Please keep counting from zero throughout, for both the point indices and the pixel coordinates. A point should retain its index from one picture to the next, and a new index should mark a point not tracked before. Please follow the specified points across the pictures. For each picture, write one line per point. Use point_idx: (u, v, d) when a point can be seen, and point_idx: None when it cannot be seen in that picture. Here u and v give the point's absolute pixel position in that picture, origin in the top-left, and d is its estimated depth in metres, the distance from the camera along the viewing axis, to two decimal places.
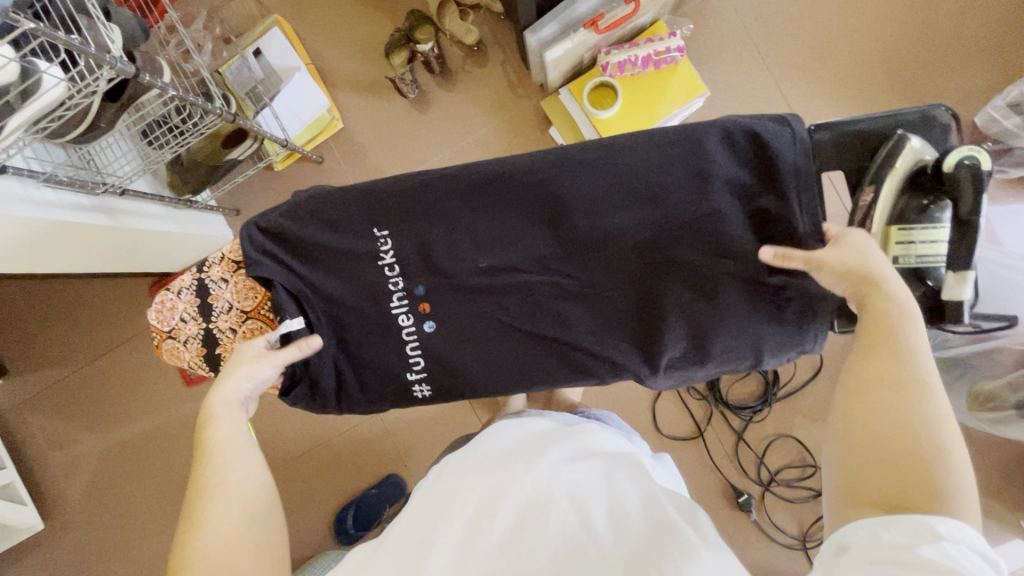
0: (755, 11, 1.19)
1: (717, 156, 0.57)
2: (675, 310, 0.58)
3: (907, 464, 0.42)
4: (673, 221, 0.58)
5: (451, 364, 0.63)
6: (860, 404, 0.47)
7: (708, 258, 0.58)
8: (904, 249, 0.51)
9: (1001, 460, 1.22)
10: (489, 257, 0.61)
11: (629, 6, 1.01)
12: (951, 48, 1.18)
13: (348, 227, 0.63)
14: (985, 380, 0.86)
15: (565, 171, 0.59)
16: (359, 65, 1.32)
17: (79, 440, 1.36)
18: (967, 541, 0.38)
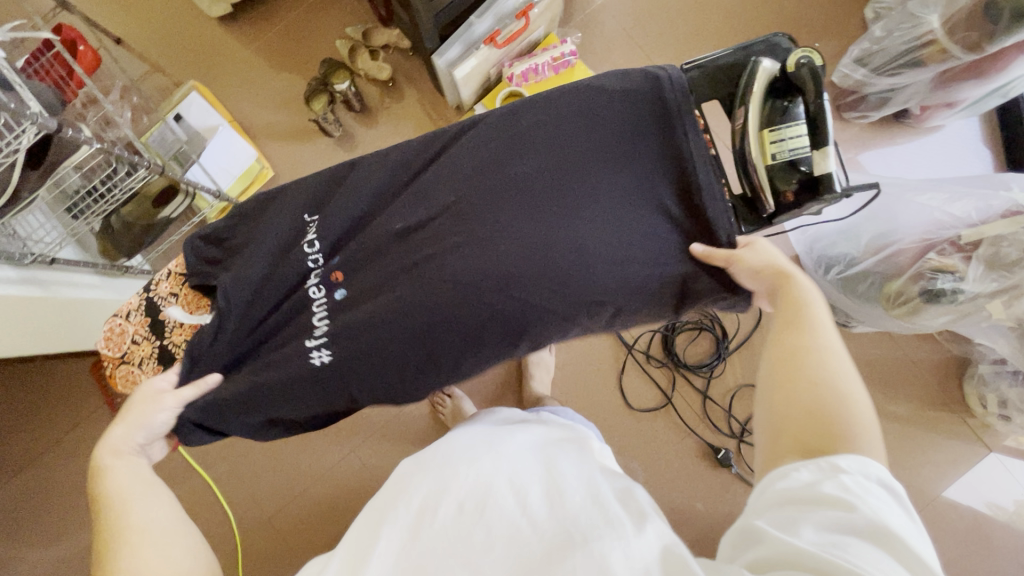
0: (631, 17, 1.36)
1: (606, 104, 0.64)
2: (569, 244, 0.59)
3: (820, 415, 0.51)
4: (572, 158, 0.62)
5: (353, 329, 0.60)
6: (787, 369, 0.55)
7: (606, 189, 0.61)
8: (778, 144, 0.60)
9: (933, 369, 1.34)
10: (403, 218, 0.63)
11: (521, 21, 1.14)
12: (799, 24, 1.37)
13: (276, 218, 0.67)
14: (893, 279, 0.96)
15: (478, 134, 0.65)
16: (281, 115, 1.38)
17: (23, 556, 1.23)
18: (865, 471, 0.46)
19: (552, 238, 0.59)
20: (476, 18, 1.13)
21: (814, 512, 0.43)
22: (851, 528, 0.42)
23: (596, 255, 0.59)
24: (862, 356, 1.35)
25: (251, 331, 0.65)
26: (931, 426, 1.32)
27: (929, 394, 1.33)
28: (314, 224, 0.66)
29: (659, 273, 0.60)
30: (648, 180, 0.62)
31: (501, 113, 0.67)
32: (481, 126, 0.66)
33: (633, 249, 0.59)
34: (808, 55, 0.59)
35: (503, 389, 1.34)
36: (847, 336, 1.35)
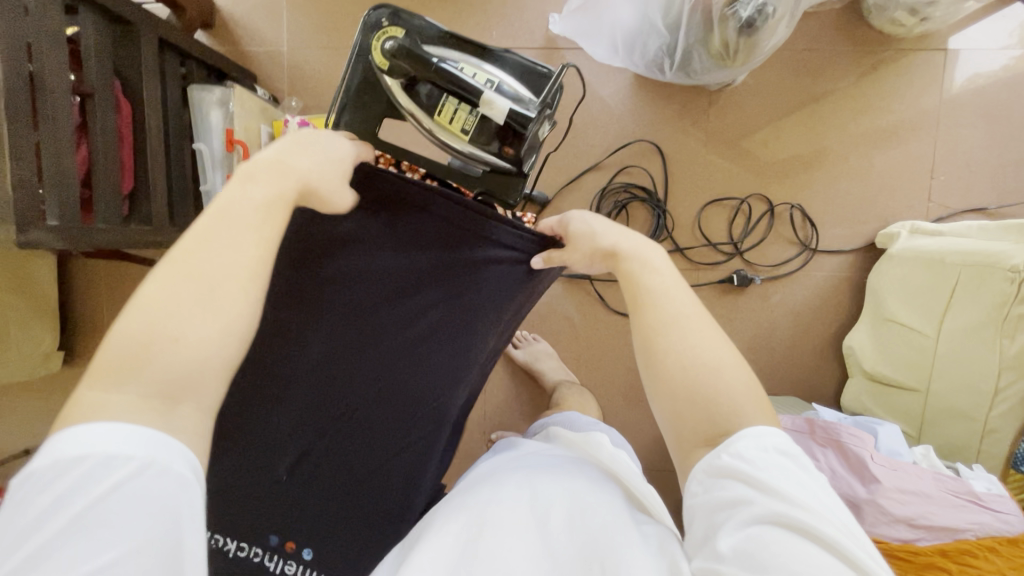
0: (321, 33, 1.22)
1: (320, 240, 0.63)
2: (413, 358, 0.66)
3: (700, 376, 0.49)
4: (349, 302, 0.65)
5: (350, 557, 0.66)
6: (650, 357, 0.51)
7: (403, 306, 0.65)
8: (455, 118, 0.54)
9: (837, 35, 1.19)
10: (284, 462, 0.64)
11: (236, 148, 1.05)
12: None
13: None
14: (712, 39, 0.92)
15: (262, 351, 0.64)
16: None
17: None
18: (760, 446, 0.45)
19: (404, 361, 0.66)
20: (206, 185, 1.06)
21: (734, 509, 0.43)
22: (758, 515, 0.42)
23: (442, 362, 0.66)
24: (771, 86, 1.21)
25: None
26: (873, 83, 1.20)
27: (852, 59, 1.19)
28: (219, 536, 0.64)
29: (476, 318, 0.66)
30: (409, 260, 0.65)
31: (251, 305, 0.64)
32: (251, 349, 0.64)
33: (455, 315, 0.66)
34: (392, 37, 0.54)
35: (538, 397, 1.26)
36: (740, 88, 1.22)
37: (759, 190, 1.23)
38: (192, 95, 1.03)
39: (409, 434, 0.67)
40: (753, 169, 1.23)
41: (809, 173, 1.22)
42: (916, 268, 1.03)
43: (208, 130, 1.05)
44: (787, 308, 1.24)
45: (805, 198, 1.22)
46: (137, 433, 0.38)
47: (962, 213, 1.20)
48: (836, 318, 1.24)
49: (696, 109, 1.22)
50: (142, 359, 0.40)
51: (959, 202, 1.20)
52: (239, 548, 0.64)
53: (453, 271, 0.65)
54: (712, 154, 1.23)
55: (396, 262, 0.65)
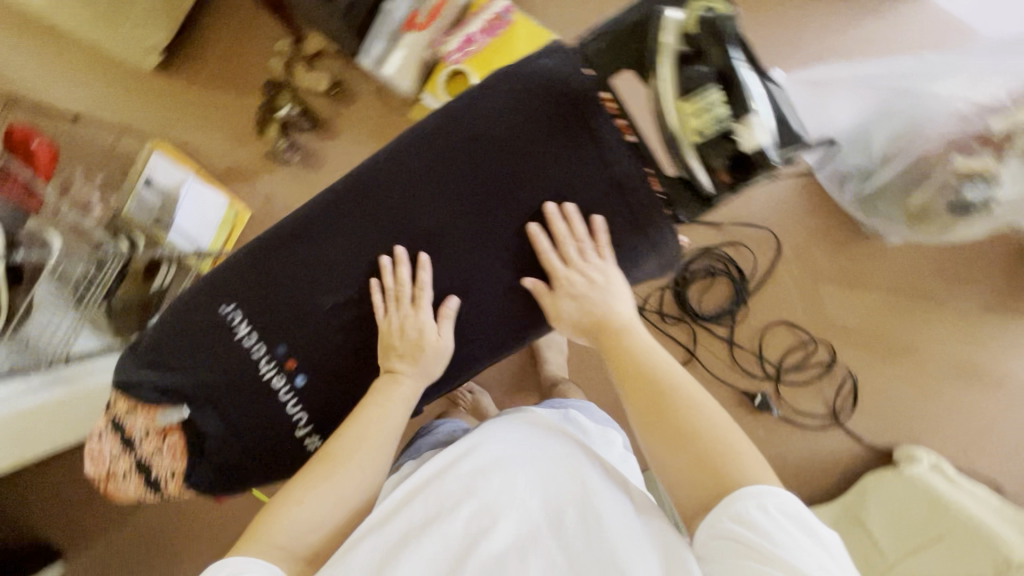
0: None
1: (495, 128, 0.61)
2: (504, 283, 0.64)
3: (690, 433, 0.52)
4: (483, 200, 0.63)
5: (335, 408, 0.65)
6: (653, 420, 0.54)
7: (530, 239, 0.63)
8: (700, 115, 0.50)
9: (991, 260, 1.19)
10: (337, 295, 0.64)
11: None
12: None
13: (198, 315, 0.65)
14: (916, 196, 0.89)
15: (382, 194, 0.64)
16: (241, 150, 1.34)
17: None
18: (776, 510, 0.45)
19: (494, 278, 0.64)
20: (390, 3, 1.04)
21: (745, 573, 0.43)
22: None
23: (519, 312, 0.65)
24: (907, 263, 1.20)
25: (227, 445, 0.64)
26: (991, 322, 1.19)
27: (990, 288, 1.18)
28: (237, 314, 0.65)
29: None
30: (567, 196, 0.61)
31: (405, 148, 0.64)
32: (373, 187, 0.65)
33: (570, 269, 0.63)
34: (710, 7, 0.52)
35: (527, 378, 1.27)
36: (881, 247, 1.20)
37: (831, 340, 1.22)
38: None
39: (453, 343, 0.66)
40: (841, 320, 1.21)
41: (884, 357, 1.21)
42: (915, 496, 1.04)
43: None
44: (783, 452, 1.23)
45: (865, 374, 1.21)
46: (262, 567, 0.50)
47: (982, 480, 1.20)
48: (817, 490, 1.23)
49: (832, 236, 1.21)
50: (296, 515, 0.54)
51: (988, 468, 1.19)
52: (249, 339, 0.64)
53: (597, 231, 0.61)
54: (818, 283, 1.22)
55: (552, 191, 0.61)
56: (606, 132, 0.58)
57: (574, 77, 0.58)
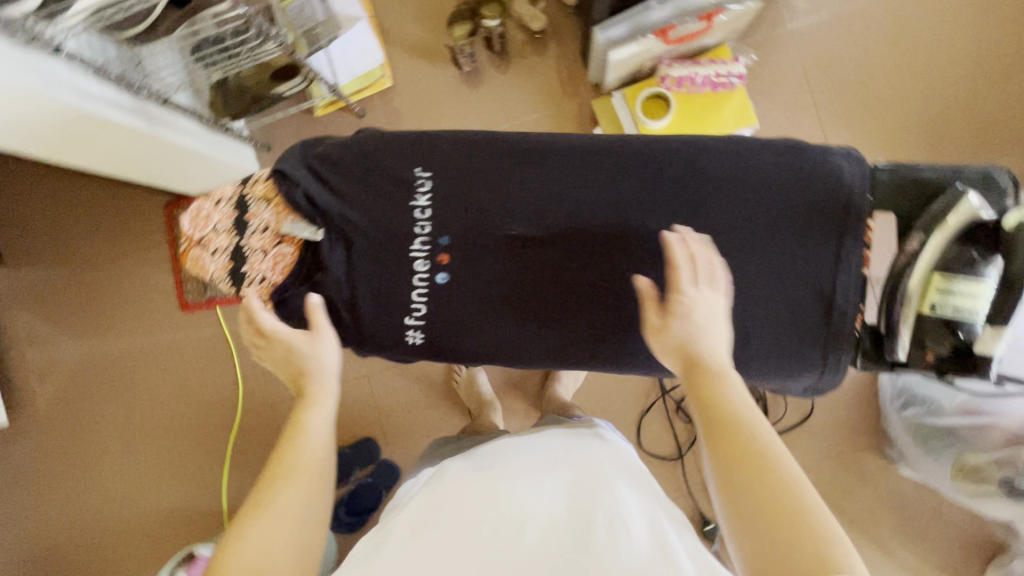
0: (815, 57, 1.21)
1: (771, 180, 0.58)
2: None
3: (771, 511, 0.43)
4: (715, 234, 0.59)
5: (450, 320, 0.63)
6: (726, 483, 0.46)
7: (734, 294, 0.59)
8: (943, 297, 0.53)
9: (975, 546, 1.20)
10: (522, 228, 0.62)
11: (703, 24, 1.05)
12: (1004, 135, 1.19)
13: (388, 162, 0.63)
14: (975, 454, 0.93)
15: (623, 167, 0.61)
16: (417, 26, 1.31)
17: (86, 351, 1.42)
18: None
19: None
20: (657, 4, 1.03)
21: None
22: None
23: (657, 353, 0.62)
24: (904, 500, 1.22)
25: (341, 290, 0.63)
26: None
27: (960, 568, 1.20)
28: (425, 183, 0.63)
29: (758, 363, 0.59)
30: (804, 279, 0.57)
31: (668, 148, 0.61)
32: (617, 155, 0.61)
33: (761, 343, 0.58)
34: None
35: (535, 384, 1.29)
36: (891, 475, 1.23)
37: None
38: None
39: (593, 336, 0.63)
40: None
41: None
42: None
43: None
44: None
45: None
46: None
47: None
48: None
49: (857, 436, 1.24)
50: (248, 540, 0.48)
51: None
52: (419, 213, 0.62)
53: (807, 329, 0.57)
54: (821, 467, 1.24)
55: (801, 262, 0.57)
56: (849, 256, 0.56)
57: (858, 194, 0.56)
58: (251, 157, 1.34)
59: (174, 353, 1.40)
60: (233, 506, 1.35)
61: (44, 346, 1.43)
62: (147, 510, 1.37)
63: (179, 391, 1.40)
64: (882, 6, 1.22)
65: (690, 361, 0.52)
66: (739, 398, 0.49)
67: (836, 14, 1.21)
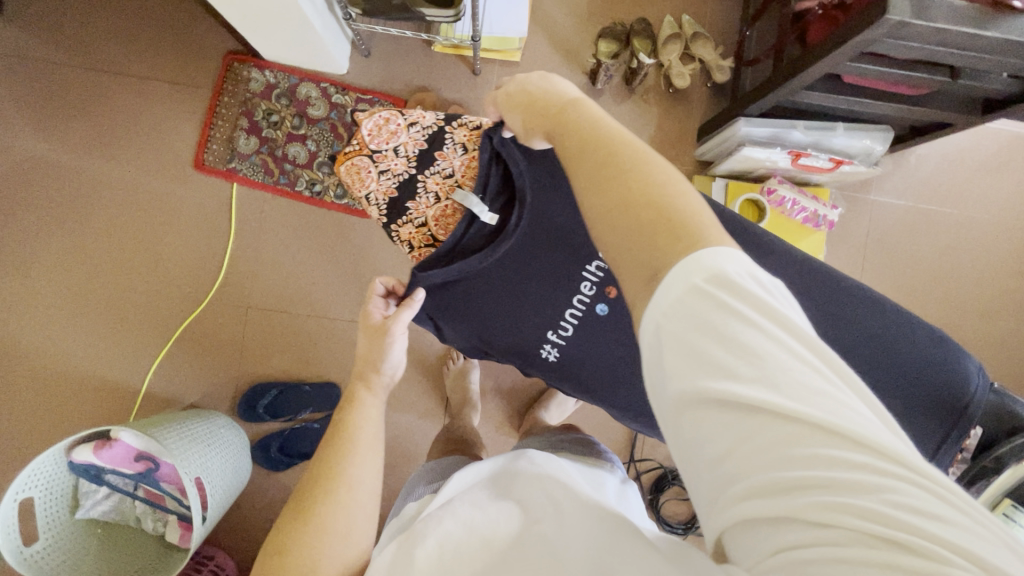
0: (880, 234, 1.33)
1: (915, 356, 0.67)
2: None
3: (645, 200, 0.44)
4: (853, 377, 0.68)
5: (586, 348, 0.71)
6: (603, 181, 0.46)
7: None
8: None
9: None
10: None
11: (828, 163, 1.11)
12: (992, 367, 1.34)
13: None
14: None
15: (799, 285, 0.72)
16: (567, 22, 1.29)
17: (59, 165, 1.23)
18: (712, 299, 0.37)
19: None
20: (803, 127, 1.08)
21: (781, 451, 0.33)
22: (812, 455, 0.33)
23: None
24: None
25: (504, 280, 0.71)
26: None
27: None
28: None
29: None
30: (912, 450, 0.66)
31: (845, 290, 0.71)
32: (797, 272, 0.72)
33: None
34: None
35: (518, 403, 1.28)
36: None
37: None
38: (876, 125, 1.09)
39: None
40: None
41: None
42: None
43: (852, 136, 1.09)
44: None
45: None
46: None
47: None
48: None
49: None
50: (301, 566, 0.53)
51: None
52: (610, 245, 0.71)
53: None
54: None
55: (918, 433, 0.66)
56: (943, 453, 0.65)
57: (976, 400, 0.65)
58: (344, 56, 1.22)
59: (160, 211, 1.24)
60: (156, 391, 1.21)
61: (13, 139, 1.22)
62: (57, 361, 1.21)
63: (146, 251, 1.23)
64: (950, 216, 1.34)
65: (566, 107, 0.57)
66: (594, 113, 0.52)
67: (912, 208, 1.34)
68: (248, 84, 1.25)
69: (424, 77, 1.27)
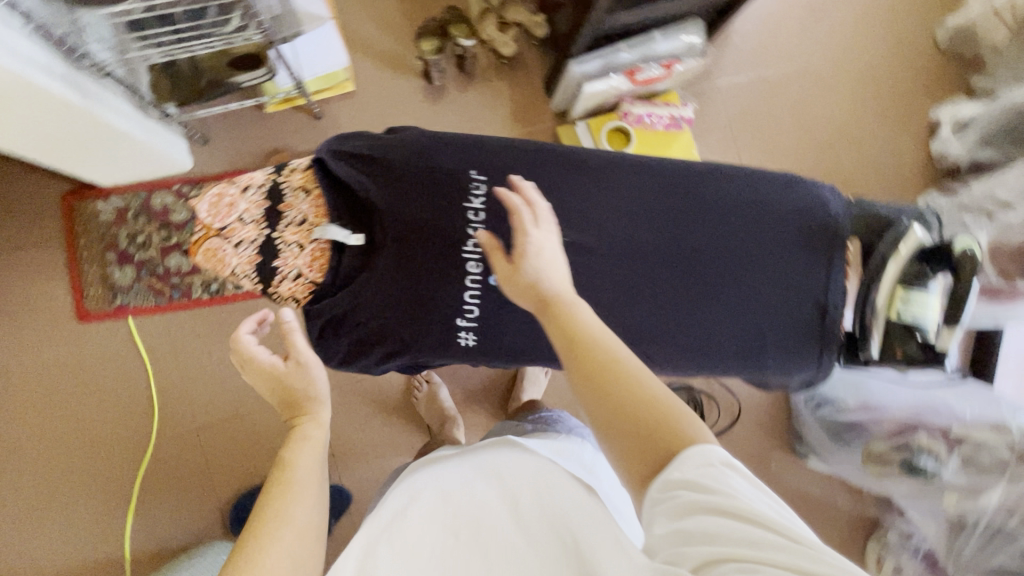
0: (739, 110, 1.43)
1: (782, 206, 0.68)
2: (719, 324, 0.68)
3: (661, 402, 0.50)
4: (740, 251, 0.68)
5: (496, 327, 0.67)
6: (613, 374, 0.52)
7: (760, 301, 0.68)
8: (903, 305, 0.66)
9: (853, 523, 1.44)
10: (572, 235, 0.67)
11: (664, 70, 1.18)
12: (875, 185, 1.47)
13: (441, 157, 0.65)
14: (879, 442, 1.08)
15: (657, 185, 0.68)
16: (383, 34, 1.30)
17: None
18: (691, 467, 0.46)
19: (704, 319, 0.68)
20: (625, 47, 1.14)
21: (713, 539, 0.42)
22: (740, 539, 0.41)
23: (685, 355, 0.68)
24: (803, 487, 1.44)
25: (394, 296, 0.64)
26: None
27: (845, 541, 1.43)
28: (478, 184, 0.66)
29: (777, 356, 0.68)
30: (818, 288, 0.68)
31: (700, 173, 0.69)
32: (653, 173, 0.69)
33: (785, 339, 0.68)
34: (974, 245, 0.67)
35: (496, 400, 1.30)
36: (794, 467, 1.44)
37: None
38: (685, 22, 1.17)
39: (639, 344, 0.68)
40: None
41: None
42: None
43: (670, 38, 1.16)
44: None
45: None
46: None
47: None
48: None
49: (771, 436, 1.43)
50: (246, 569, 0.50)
51: None
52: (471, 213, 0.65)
53: (821, 333, 0.68)
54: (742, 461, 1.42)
55: (818, 272, 0.68)
56: (836, 278, 0.68)
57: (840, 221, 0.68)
58: (184, 150, 1.19)
59: (65, 377, 1.17)
60: (141, 552, 1.15)
61: None
62: (24, 568, 1.12)
63: (69, 421, 1.16)
64: (788, 71, 1.46)
65: (546, 298, 0.56)
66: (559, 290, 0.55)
67: (754, 77, 1.44)
68: (98, 217, 1.19)
69: (272, 140, 1.26)
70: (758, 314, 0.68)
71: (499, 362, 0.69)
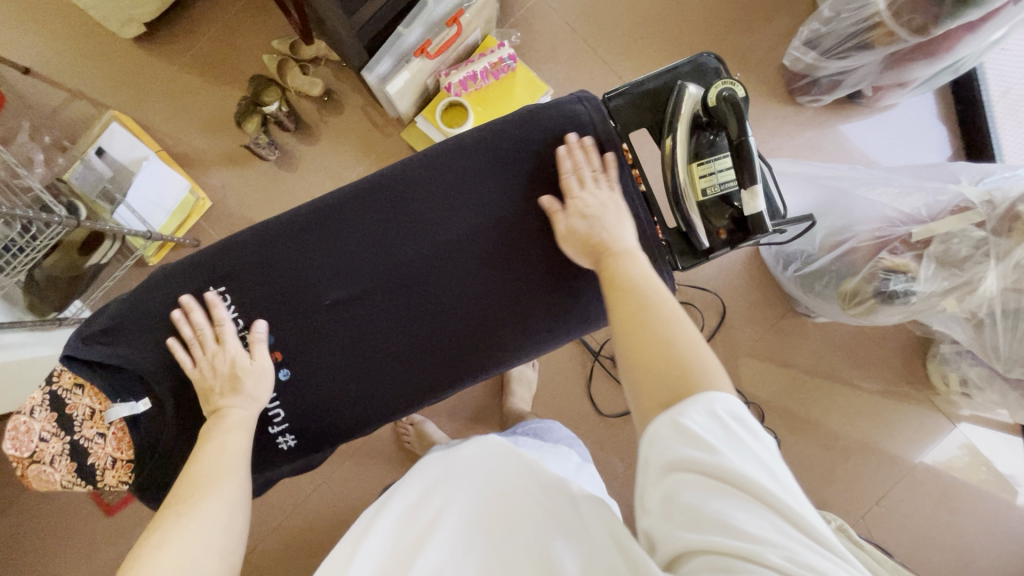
0: (575, 10, 1.30)
1: (514, 157, 0.67)
2: (508, 299, 0.68)
3: (691, 347, 0.50)
4: (494, 221, 0.67)
5: (316, 407, 0.69)
6: (638, 309, 0.54)
7: (541, 255, 0.67)
8: (708, 178, 0.58)
9: (899, 350, 1.31)
10: (336, 291, 0.68)
11: (453, 27, 1.08)
12: (752, 5, 1.32)
13: (187, 287, 0.67)
14: (849, 279, 0.96)
15: (384, 205, 0.68)
16: (211, 138, 1.30)
17: None
18: (712, 414, 0.45)
19: (492, 301, 0.68)
20: (404, 29, 1.08)
21: (730, 520, 0.41)
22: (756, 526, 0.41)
23: (494, 341, 0.69)
24: (831, 340, 1.32)
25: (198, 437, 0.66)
26: (901, 403, 1.29)
27: (901, 371, 1.30)
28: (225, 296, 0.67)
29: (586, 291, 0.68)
30: None
31: (421, 169, 0.69)
32: (378, 193, 0.69)
33: (584, 272, 0.67)
34: (731, 85, 0.58)
35: (484, 411, 1.28)
36: (811, 324, 1.32)
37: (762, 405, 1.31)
38: None
39: (448, 354, 0.69)
40: (770, 387, 1.31)
41: (806, 425, 1.29)
42: None
43: None
44: None
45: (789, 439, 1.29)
46: None
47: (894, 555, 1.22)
48: None
49: (769, 308, 1.33)
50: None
51: (903, 549, 1.22)
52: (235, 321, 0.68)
53: None
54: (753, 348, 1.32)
55: (582, 195, 0.67)
56: (618, 181, 0.66)
57: (599, 125, 0.67)
58: None
59: None
60: None
61: None
62: None
63: None
64: None
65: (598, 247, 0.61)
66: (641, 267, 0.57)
67: None
68: None
69: None
70: (545, 267, 0.68)
71: (329, 445, 0.71)
